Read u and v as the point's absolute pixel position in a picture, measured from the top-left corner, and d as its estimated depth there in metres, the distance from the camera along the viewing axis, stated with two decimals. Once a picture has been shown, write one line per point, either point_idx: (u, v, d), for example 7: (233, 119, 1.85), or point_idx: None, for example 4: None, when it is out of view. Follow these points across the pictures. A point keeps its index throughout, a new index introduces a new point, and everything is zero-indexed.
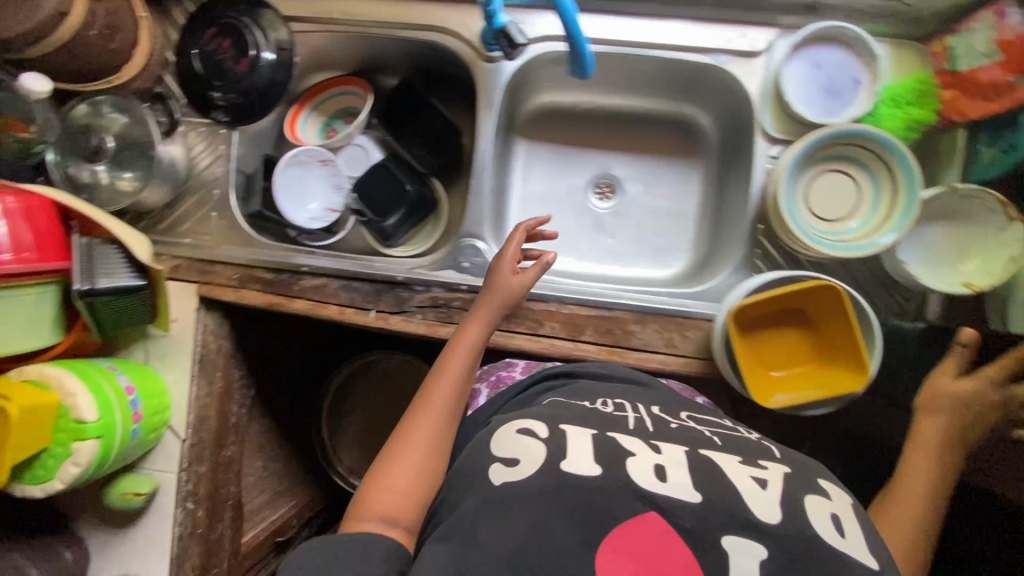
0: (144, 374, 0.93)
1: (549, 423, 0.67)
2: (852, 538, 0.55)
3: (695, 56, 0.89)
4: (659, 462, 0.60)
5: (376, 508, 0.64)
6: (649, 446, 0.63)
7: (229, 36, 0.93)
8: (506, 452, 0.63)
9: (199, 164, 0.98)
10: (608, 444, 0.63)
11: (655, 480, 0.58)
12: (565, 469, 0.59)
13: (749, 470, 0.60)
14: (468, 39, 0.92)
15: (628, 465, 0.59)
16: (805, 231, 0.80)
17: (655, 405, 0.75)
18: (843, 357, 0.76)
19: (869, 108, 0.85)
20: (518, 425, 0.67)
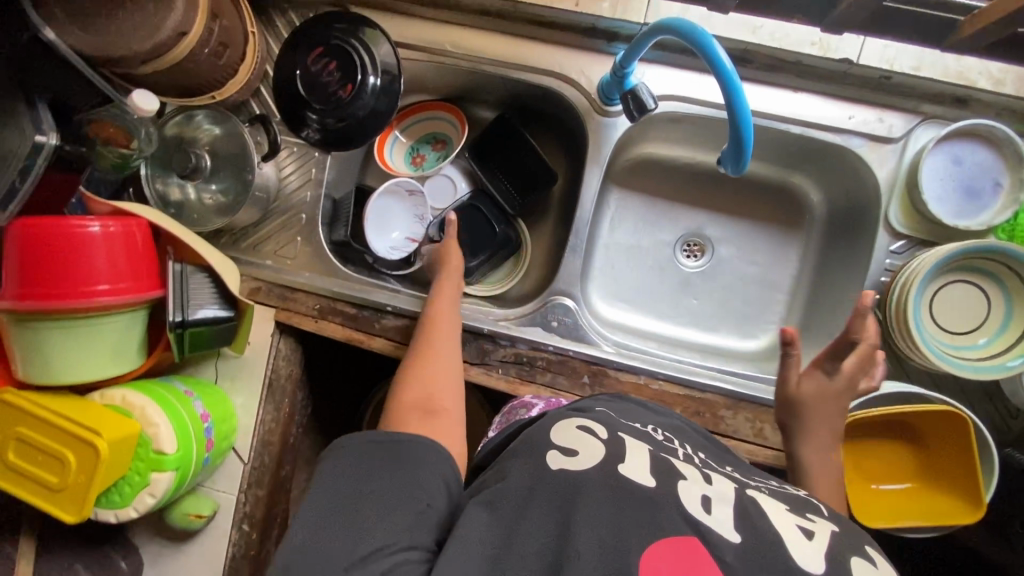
0: (216, 397, 0.91)
1: (607, 428, 0.64)
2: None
3: (826, 135, 0.85)
4: (706, 493, 0.57)
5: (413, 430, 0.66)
6: (701, 476, 0.60)
7: (337, 59, 0.88)
8: (565, 442, 0.61)
9: (288, 186, 0.95)
10: (662, 461, 0.60)
11: (701, 508, 0.54)
12: (620, 471, 0.57)
13: (796, 519, 0.56)
14: (587, 88, 0.88)
15: (679, 485, 0.57)
16: (929, 343, 0.75)
17: (702, 449, 0.70)
18: (954, 485, 0.72)
19: (1010, 216, 0.79)
20: (576, 422, 0.64)
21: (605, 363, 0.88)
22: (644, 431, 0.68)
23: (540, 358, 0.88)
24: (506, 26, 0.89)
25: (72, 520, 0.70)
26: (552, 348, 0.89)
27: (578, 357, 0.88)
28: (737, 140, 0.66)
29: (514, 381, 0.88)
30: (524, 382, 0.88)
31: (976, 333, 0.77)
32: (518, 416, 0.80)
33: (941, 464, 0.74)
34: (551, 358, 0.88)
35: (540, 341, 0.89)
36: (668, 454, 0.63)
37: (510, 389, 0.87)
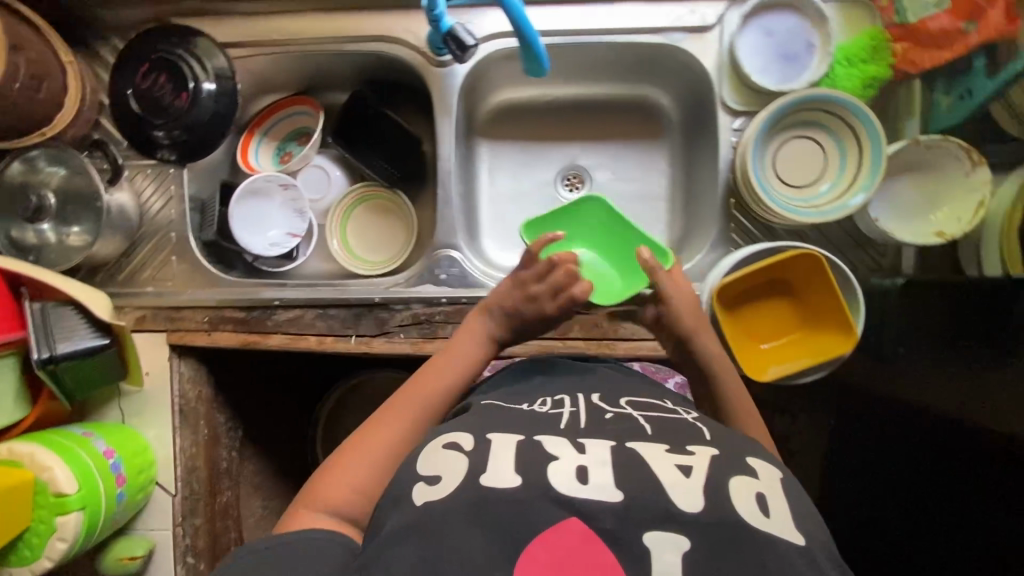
0: (124, 435, 0.88)
1: (475, 433, 0.60)
2: (779, 516, 0.52)
3: (649, 37, 0.89)
4: (582, 462, 0.55)
5: (322, 498, 0.61)
6: (573, 445, 0.58)
7: (164, 71, 0.89)
8: (428, 469, 0.57)
9: (151, 209, 0.94)
10: (532, 449, 0.57)
11: (577, 484, 0.52)
12: (484, 483, 0.53)
13: (671, 458, 0.55)
14: (416, 45, 0.90)
15: (549, 468, 0.54)
16: (778, 202, 0.78)
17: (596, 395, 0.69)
18: (831, 324, 0.76)
19: (826, 69, 0.84)
20: (447, 440, 0.61)
21: None
22: (526, 411, 0.66)
23: (438, 313, 0.88)
24: (325, 3, 0.91)
25: None
26: (446, 301, 0.89)
27: (474, 303, 0.89)
28: (529, 49, 0.72)
29: (418, 342, 0.88)
30: (428, 340, 0.88)
31: (821, 181, 0.81)
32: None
33: (821, 309, 0.77)
34: (449, 310, 0.89)
35: (432, 296, 0.89)
36: (541, 433, 0.60)
37: (415, 350, 0.87)
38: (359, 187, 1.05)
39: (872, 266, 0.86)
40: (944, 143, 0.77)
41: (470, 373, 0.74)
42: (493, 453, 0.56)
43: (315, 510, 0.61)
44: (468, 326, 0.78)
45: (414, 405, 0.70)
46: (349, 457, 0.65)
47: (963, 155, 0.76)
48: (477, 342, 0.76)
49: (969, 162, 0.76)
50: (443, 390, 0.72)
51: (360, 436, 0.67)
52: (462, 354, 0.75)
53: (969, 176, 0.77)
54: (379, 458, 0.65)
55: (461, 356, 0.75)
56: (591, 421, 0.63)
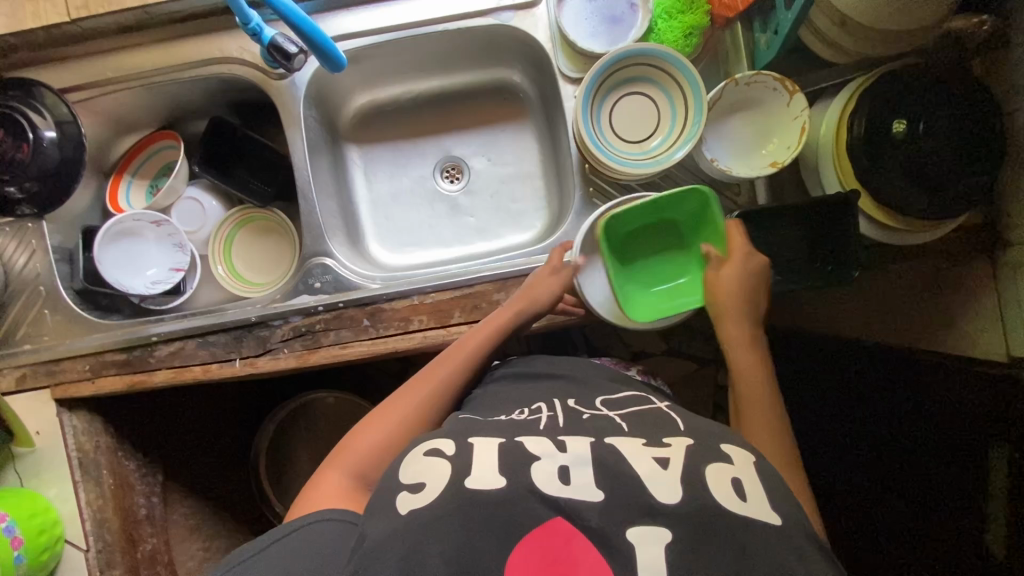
0: (19, 497, 0.87)
1: (457, 438, 0.65)
2: (754, 501, 0.55)
3: (480, 20, 0.90)
4: (564, 462, 0.59)
5: (339, 472, 0.67)
6: (556, 445, 0.62)
7: (3, 126, 0.88)
8: (411, 479, 0.60)
9: (16, 265, 0.92)
10: (513, 448, 0.61)
11: (559, 484, 0.57)
12: (468, 485, 0.57)
13: (652, 453, 0.60)
14: (253, 61, 0.90)
15: (531, 468, 0.59)
16: (615, 159, 0.81)
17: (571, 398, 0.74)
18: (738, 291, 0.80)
19: (649, 25, 0.86)
20: (428, 447, 0.64)
21: (378, 300, 0.90)
22: (508, 419, 0.69)
23: (317, 322, 0.89)
24: (156, 34, 0.91)
25: None
26: (323, 308, 0.89)
27: (351, 305, 0.89)
28: (323, 53, 0.78)
29: (302, 354, 0.88)
30: (312, 350, 0.88)
31: (658, 132, 0.84)
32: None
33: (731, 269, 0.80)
34: (326, 317, 0.89)
35: (308, 306, 0.89)
36: (524, 434, 0.65)
37: (300, 363, 0.88)
38: (237, 211, 1.05)
39: (730, 206, 0.87)
40: (759, 77, 0.79)
41: (486, 357, 0.81)
42: (475, 454, 0.61)
43: (340, 476, 0.67)
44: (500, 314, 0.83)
45: (428, 387, 0.77)
46: (370, 430, 0.72)
47: (778, 87, 0.79)
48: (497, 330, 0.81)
49: (784, 92, 0.79)
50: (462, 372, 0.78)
51: (379, 415, 0.74)
52: (482, 341, 0.80)
53: (789, 106, 0.80)
54: (395, 432, 0.72)
55: (483, 345, 0.80)
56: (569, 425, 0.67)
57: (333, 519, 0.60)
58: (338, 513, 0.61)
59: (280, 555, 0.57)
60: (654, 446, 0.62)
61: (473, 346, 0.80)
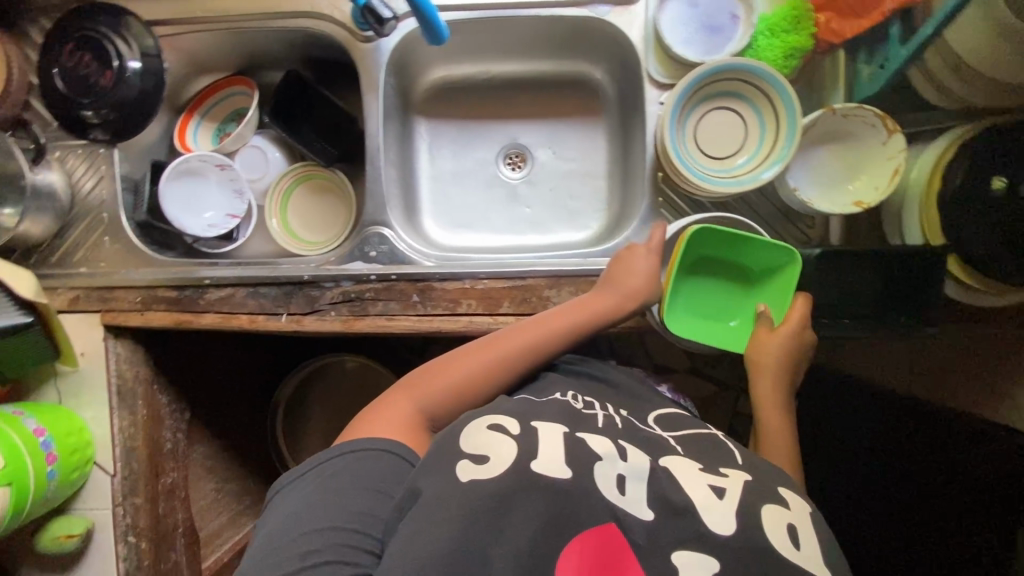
0: (58, 414, 0.89)
1: (520, 420, 0.66)
2: (807, 548, 0.56)
3: (573, 11, 0.89)
4: (622, 471, 0.61)
5: (401, 407, 0.70)
6: (617, 450, 0.64)
7: (90, 50, 0.89)
8: (473, 448, 0.60)
9: (83, 188, 0.94)
10: (577, 443, 0.63)
11: (614, 490, 0.59)
12: (535, 468, 0.58)
13: (708, 478, 0.61)
14: (340, 20, 0.89)
15: (595, 466, 0.60)
16: (697, 172, 0.79)
17: (624, 408, 0.77)
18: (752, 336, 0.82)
19: (749, 40, 0.83)
20: (491, 420, 0.65)
21: (430, 278, 0.89)
22: (563, 400, 0.73)
23: (367, 291, 0.89)
24: None
25: None
26: (375, 278, 0.89)
27: (402, 279, 0.89)
28: (428, 24, 0.78)
29: (348, 319, 0.89)
30: (358, 317, 0.88)
31: (742, 150, 0.81)
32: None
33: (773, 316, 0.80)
34: (377, 287, 0.89)
35: (362, 273, 0.90)
36: (584, 430, 0.66)
37: (345, 328, 0.88)
38: (299, 167, 1.05)
39: (799, 238, 0.85)
40: (860, 111, 0.76)
41: (563, 339, 0.79)
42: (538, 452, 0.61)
43: (401, 407, 0.70)
44: (589, 296, 0.81)
45: (501, 350, 0.76)
46: (441, 378, 0.73)
47: (878, 124, 0.76)
48: (575, 307, 0.80)
49: (884, 130, 0.75)
50: (529, 348, 0.77)
51: (438, 365, 0.75)
52: (567, 321, 0.79)
53: (886, 144, 0.76)
54: (462, 391, 0.73)
55: (566, 325, 0.78)
56: (618, 427, 0.69)
57: (378, 456, 0.63)
58: (398, 449, 0.65)
59: (345, 468, 0.61)
60: (709, 472, 0.63)
61: (556, 324, 0.78)
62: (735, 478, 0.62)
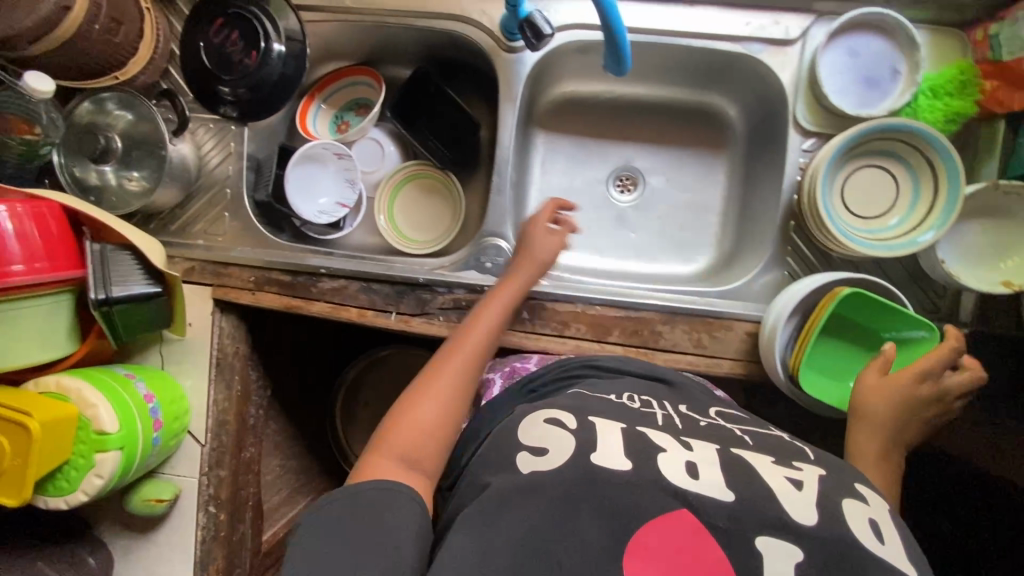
0: (161, 381, 0.90)
1: (577, 415, 0.65)
2: (894, 545, 0.50)
3: (727, 44, 0.86)
4: (691, 459, 0.57)
5: (388, 454, 0.63)
6: (680, 443, 0.60)
7: (238, 27, 0.88)
8: (532, 441, 0.60)
9: (210, 163, 0.95)
10: (637, 436, 0.60)
11: (687, 478, 0.54)
12: (593, 460, 0.56)
13: (784, 471, 0.56)
14: (489, 28, 0.88)
15: (657, 458, 0.57)
16: (842, 229, 0.77)
17: (682, 403, 0.73)
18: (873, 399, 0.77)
19: (909, 98, 0.81)
20: (545, 415, 0.65)
21: (542, 298, 0.89)
22: (618, 401, 0.70)
23: (478, 301, 0.89)
24: None
25: (13, 504, 0.70)
26: (489, 289, 0.89)
27: None
28: (614, 47, 0.68)
29: (455, 326, 0.89)
30: None
31: (889, 214, 0.79)
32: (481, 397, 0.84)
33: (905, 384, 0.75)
34: None
35: (476, 283, 0.89)
36: (644, 425, 0.64)
37: (452, 334, 0.88)
38: (412, 165, 1.05)
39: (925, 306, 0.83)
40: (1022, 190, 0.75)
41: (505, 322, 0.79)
42: None
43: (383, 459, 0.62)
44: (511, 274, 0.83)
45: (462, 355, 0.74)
46: (417, 405, 0.68)
47: None
48: (518, 298, 0.82)
49: None
50: (480, 343, 0.75)
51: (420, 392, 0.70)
52: (501, 303, 0.80)
53: None
54: (442, 411, 0.68)
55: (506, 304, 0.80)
56: (687, 425, 0.66)
57: (371, 502, 0.57)
58: (399, 486, 0.59)
59: (355, 506, 0.56)
60: (782, 464, 0.58)
61: (490, 317, 0.78)
62: (811, 473, 0.57)
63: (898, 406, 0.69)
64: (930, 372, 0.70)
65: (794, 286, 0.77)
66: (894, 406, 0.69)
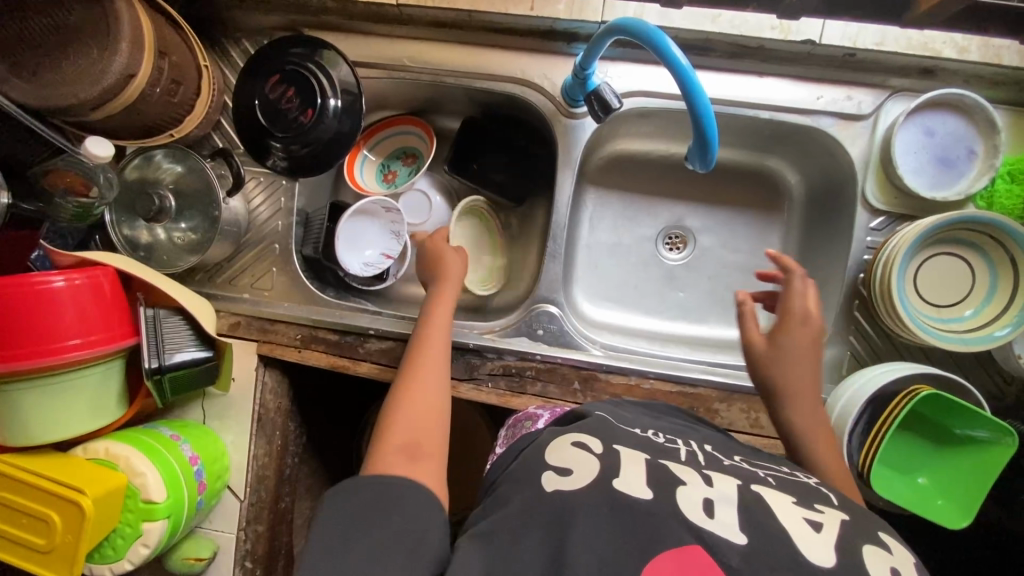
0: (206, 438, 0.88)
1: (603, 440, 0.59)
2: None
3: (795, 117, 0.84)
4: (709, 495, 0.51)
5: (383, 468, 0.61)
6: (700, 476, 0.54)
7: (294, 84, 0.87)
8: (557, 461, 0.56)
9: (259, 216, 0.93)
10: (659, 469, 0.54)
11: (703, 514, 0.49)
12: (616, 486, 0.51)
13: (802, 511, 0.50)
14: (551, 92, 0.87)
15: (677, 490, 0.51)
16: (916, 320, 0.74)
17: (707, 443, 0.64)
18: (943, 504, 0.72)
19: (987, 182, 0.78)
20: (573, 438, 0.59)
21: (595, 368, 0.87)
22: (644, 436, 0.62)
23: (529, 368, 0.87)
24: (463, 34, 0.89)
25: None
26: (540, 357, 0.87)
27: (567, 364, 0.87)
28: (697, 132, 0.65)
29: (504, 394, 0.86)
30: (516, 394, 0.86)
31: (963, 303, 0.77)
32: (526, 427, 0.77)
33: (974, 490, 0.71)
34: (540, 367, 0.87)
35: (527, 351, 0.88)
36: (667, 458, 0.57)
37: (501, 403, 0.86)
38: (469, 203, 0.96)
39: (995, 395, 0.79)
40: None
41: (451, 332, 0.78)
42: None
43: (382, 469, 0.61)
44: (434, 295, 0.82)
45: (428, 367, 0.73)
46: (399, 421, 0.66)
47: None
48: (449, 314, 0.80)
49: None
50: (438, 355, 0.74)
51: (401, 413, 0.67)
52: (442, 319, 0.78)
53: None
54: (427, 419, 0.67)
55: (445, 318, 0.79)
56: (712, 462, 0.58)
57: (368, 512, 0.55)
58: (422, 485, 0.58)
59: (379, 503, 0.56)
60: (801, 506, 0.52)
61: (437, 333, 0.77)
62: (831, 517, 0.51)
63: (795, 366, 0.68)
64: (805, 318, 0.70)
65: (872, 372, 0.75)
66: (794, 379, 0.68)
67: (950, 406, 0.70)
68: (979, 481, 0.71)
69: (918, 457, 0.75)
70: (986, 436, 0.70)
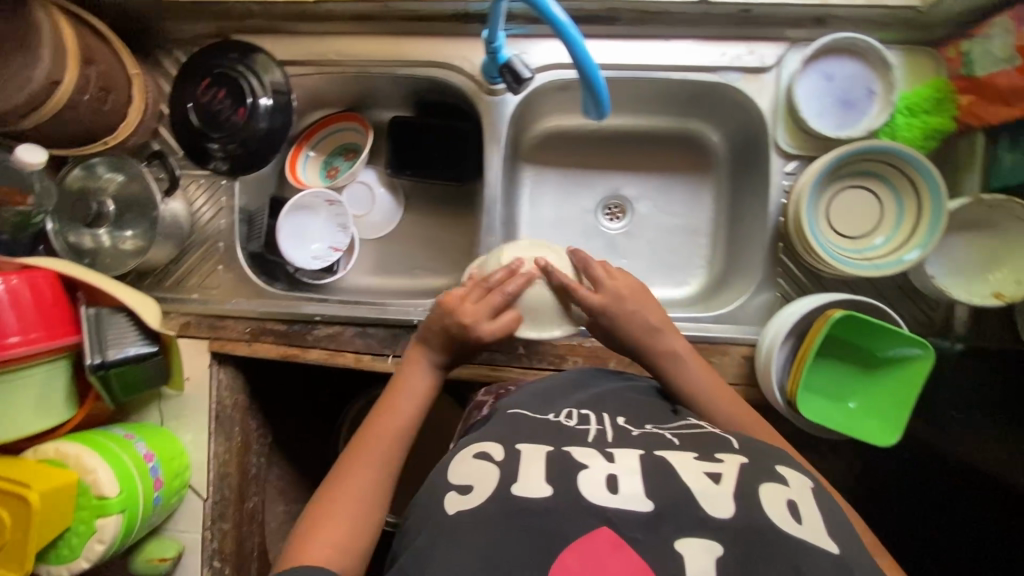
0: (163, 437, 0.89)
1: (505, 443, 0.55)
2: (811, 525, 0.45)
3: (703, 75, 0.88)
4: (613, 471, 0.49)
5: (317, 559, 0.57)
6: (602, 456, 0.52)
7: (224, 86, 0.90)
8: (460, 480, 0.52)
9: (202, 218, 0.96)
10: (561, 458, 0.51)
11: (606, 492, 0.47)
12: (514, 492, 0.48)
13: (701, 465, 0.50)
14: (471, 72, 0.91)
15: (579, 478, 0.48)
16: (828, 250, 0.78)
17: (621, 415, 0.62)
18: (873, 423, 0.74)
19: (887, 117, 0.82)
20: (476, 448, 0.55)
21: None
22: (552, 421, 0.60)
23: None
24: (383, 27, 0.93)
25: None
26: None
27: None
28: (589, 88, 0.69)
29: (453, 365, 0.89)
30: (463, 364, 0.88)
31: (873, 233, 0.80)
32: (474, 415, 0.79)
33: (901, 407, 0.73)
34: None
35: None
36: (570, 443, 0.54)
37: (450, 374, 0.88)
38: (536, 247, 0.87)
39: (920, 320, 0.82)
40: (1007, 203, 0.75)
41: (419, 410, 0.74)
42: None
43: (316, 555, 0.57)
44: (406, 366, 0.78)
45: (381, 442, 0.69)
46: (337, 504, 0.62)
47: None
48: (419, 387, 0.75)
49: None
50: (394, 434, 0.70)
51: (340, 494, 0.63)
52: (408, 397, 0.74)
53: None
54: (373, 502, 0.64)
55: (415, 392, 0.75)
56: (620, 438, 0.56)
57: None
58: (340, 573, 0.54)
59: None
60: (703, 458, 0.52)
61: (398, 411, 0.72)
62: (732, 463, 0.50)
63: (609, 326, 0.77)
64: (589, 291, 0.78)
65: (795, 304, 0.77)
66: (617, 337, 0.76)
67: (862, 326, 0.73)
68: (901, 397, 0.73)
69: (845, 382, 0.77)
70: (900, 351, 0.73)
